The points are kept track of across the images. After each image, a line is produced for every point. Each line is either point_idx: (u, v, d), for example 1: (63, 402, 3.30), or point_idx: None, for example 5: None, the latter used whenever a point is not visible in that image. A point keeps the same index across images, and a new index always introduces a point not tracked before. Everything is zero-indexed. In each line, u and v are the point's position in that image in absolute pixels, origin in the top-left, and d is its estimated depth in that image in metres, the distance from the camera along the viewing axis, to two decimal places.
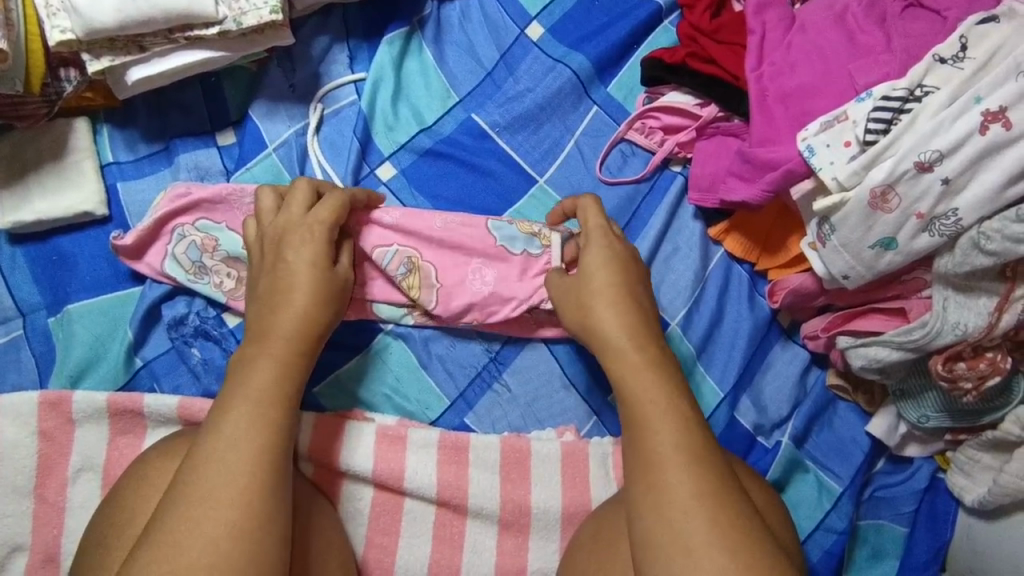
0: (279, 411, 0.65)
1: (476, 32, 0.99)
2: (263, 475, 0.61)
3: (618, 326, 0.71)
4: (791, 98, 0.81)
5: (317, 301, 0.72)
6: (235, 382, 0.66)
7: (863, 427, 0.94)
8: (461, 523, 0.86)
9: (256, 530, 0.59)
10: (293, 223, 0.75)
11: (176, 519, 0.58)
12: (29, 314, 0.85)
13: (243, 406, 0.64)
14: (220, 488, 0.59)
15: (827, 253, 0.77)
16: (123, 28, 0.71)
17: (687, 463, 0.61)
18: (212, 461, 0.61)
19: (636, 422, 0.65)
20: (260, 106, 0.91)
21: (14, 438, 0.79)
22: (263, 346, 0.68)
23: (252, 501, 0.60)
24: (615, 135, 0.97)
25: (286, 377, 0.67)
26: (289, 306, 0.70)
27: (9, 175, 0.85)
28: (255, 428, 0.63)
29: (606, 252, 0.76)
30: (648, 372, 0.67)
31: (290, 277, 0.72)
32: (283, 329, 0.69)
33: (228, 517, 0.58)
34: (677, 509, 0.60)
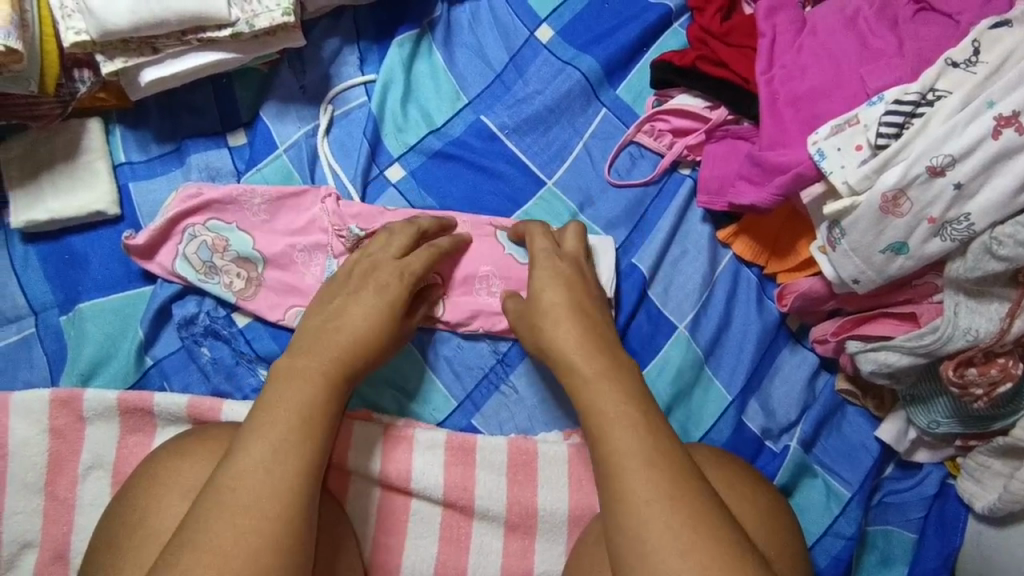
0: (314, 425, 0.66)
1: (486, 34, 0.99)
2: (298, 489, 0.62)
3: (569, 341, 0.74)
4: (802, 101, 0.81)
5: (381, 334, 0.76)
6: (272, 395, 0.67)
7: (872, 432, 0.94)
8: (467, 524, 0.86)
9: (289, 544, 0.60)
10: (388, 263, 0.81)
11: (209, 530, 0.58)
12: (41, 313, 0.85)
13: (280, 419, 0.65)
14: (254, 501, 0.60)
15: (837, 258, 0.76)
16: (137, 30, 0.72)
17: (640, 467, 0.62)
18: (249, 474, 0.61)
19: (592, 430, 0.67)
20: (271, 107, 0.91)
21: (26, 435, 0.80)
22: (311, 362, 0.70)
23: (283, 513, 0.60)
24: (625, 137, 0.97)
25: (327, 394, 0.69)
26: (353, 335, 0.75)
27: (22, 175, 0.85)
28: (291, 442, 0.64)
29: (554, 273, 0.82)
30: (603, 381, 0.69)
31: (363, 307, 0.77)
32: (338, 351, 0.73)
33: (263, 529, 0.59)
34: (634, 515, 0.60)
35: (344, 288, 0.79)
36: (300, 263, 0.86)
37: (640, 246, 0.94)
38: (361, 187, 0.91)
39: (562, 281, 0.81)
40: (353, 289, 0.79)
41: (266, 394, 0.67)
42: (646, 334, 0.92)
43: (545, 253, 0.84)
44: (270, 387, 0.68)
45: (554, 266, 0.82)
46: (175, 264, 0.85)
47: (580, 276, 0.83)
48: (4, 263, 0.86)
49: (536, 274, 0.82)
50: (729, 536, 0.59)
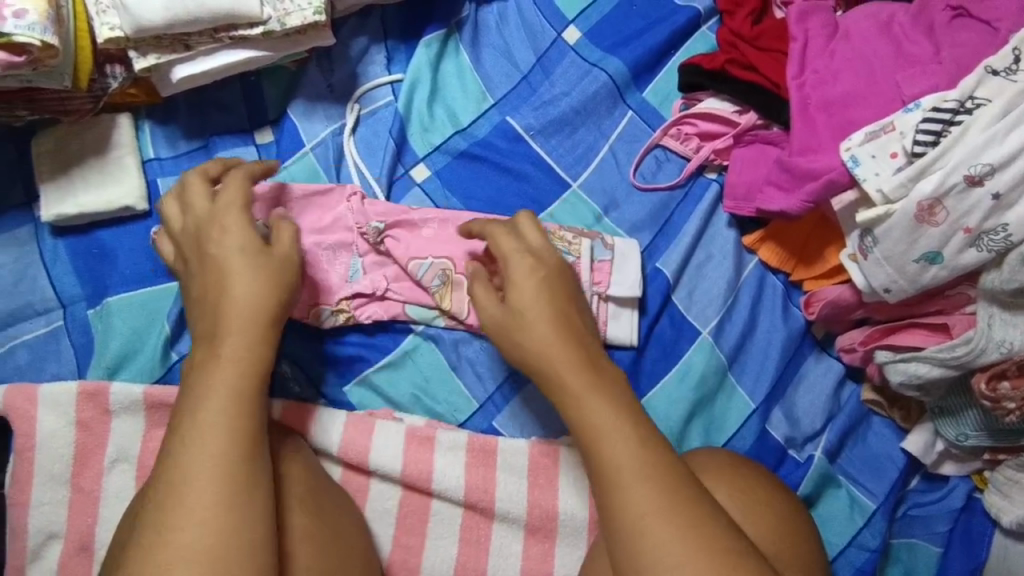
0: (237, 419, 0.65)
1: (513, 35, 0.99)
2: (230, 487, 0.63)
3: (562, 358, 0.68)
4: (834, 106, 0.80)
5: (272, 291, 0.71)
6: (191, 395, 0.66)
7: (898, 443, 0.93)
8: (487, 527, 0.86)
9: (227, 543, 0.61)
10: (234, 223, 0.74)
11: (155, 546, 0.60)
12: (69, 306, 0.86)
13: (204, 420, 0.64)
14: (190, 507, 0.61)
15: (868, 266, 0.75)
16: (171, 27, 0.72)
17: (635, 479, 0.61)
18: (182, 481, 0.62)
19: (584, 442, 0.65)
20: (299, 105, 0.91)
21: (53, 427, 0.81)
22: (228, 356, 0.67)
23: (220, 512, 0.61)
24: (651, 140, 0.96)
25: (244, 383, 0.67)
26: (245, 299, 0.70)
27: (52, 169, 0.86)
28: (217, 441, 0.64)
29: (539, 276, 0.73)
30: (591, 394, 0.66)
31: (238, 266, 0.71)
32: (241, 330, 0.69)
33: (202, 534, 0.60)
34: (631, 529, 0.60)
35: (209, 245, 0.73)
36: (324, 261, 0.88)
37: (664, 250, 0.94)
38: (386, 186, 0.91)
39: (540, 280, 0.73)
40: (218, 246, 0.72)
41: (185, 393, 0.66)
42: (669, 340, 0.92)
43: (518, 253, 0.75)
44: (188, 385, 0.67)
45: (524, 258, 0.74)
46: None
47: (559, 275, 0.74)
48: (35, 256, 0.87)
49: (512, 279, 0.73)
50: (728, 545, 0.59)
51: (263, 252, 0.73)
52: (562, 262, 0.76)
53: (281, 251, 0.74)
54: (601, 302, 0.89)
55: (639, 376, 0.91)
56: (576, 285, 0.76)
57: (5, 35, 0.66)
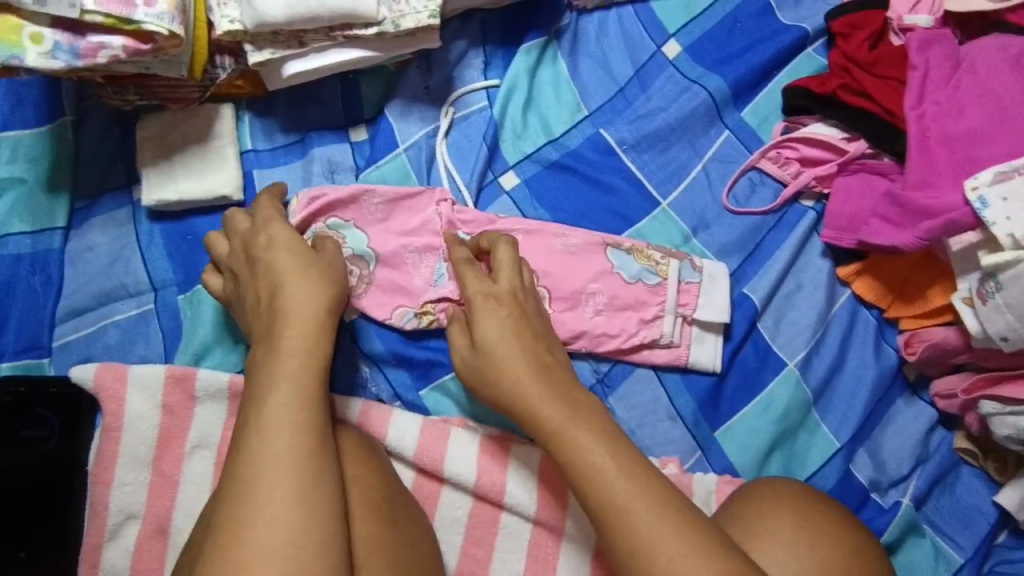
0: (308, 410, 0.66)
1: (612, 47, 0.97)
2: (304, 478, 0.63)
3: (533, 392, 0.71)
4: (957, 142, 0.76)
5: (330, 289, 0.73)
6: (258, 391, 0.66)
7: (990, 496, 0.88)
8: (556, 546, 0.84)
9: (304, 535, 0.60)
10: (281, 234, 0.76)
11: (230, 542, 0.59)
12: (161, 290, 0.88)
13: (271, 413, 0.65)
14: (266, 501, 0.61)
15: (986, 312, 0.72)
16: (290, 23, 0.73)
17: (626, 490, 0.64)
18: (253, 476, 0.62)
19: (566, 465, 0.67)
20: (395, 106, 0.91)
21: (140, 409, 0.82)
22: (285, 350, 0.69)
23: (298, 505, 0.61)
24: (747, 162, 0.93)
25: (309, 376, 0.68)
26: (303, 295, 0.72)
27: (155, 154, 0.87)
28: (288, 434, 0.64)
29: (509, 313, 0.76)
30: (576, 424, 0.68)
31: (292, 266, 0.74)
32: (301, 325, 0.70)
33: (284, 528, 0.60)
34: (647, 563, 0.62)
35: (259, 252, 0.76)
36: (410, 264, 0.86)
37: (753, 276, 0.91)
38: (475, 191, 0.90)
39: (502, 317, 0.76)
40: (265, 254, 0.75)
41: (253, 389, 0.67)
42: (752, 369, 0.89)
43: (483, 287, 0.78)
44: (255, 380, 0.68)
45: (485, 293, 0.77)
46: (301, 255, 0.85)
47: (524, 313, 0.77)
48: (131, 239, 0.89)
49: (479, 316, 0.76)
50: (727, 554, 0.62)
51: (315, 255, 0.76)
52: (520, 299, 0.79)
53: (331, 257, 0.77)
54: (686, 324, 0.87)
55: (720, 403, 0.89)
56: (541, 319, 0.79)
57: (135, 23, 0.67)
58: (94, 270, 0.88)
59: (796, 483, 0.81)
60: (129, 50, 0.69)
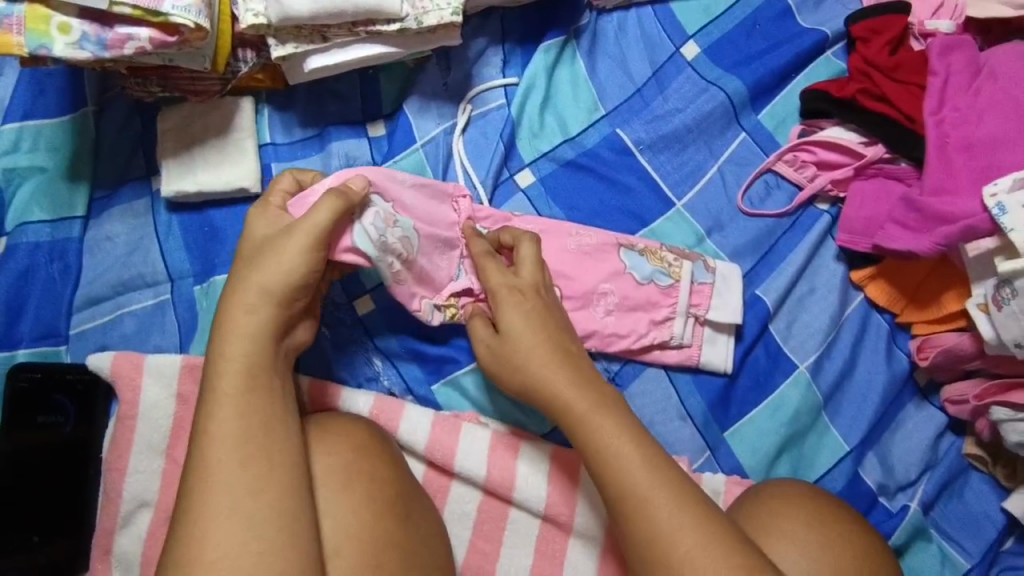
0: (254, 415, 0.66)
1: (630, 47, 0.97)
2: (259, 480, 0.64)
3: (559, 382, 0.72)
4: (976, 148, 0.77)
5: (271, 280, 0.69)
6: (209, 394, 0.66)
7: (998, 502, 0.88)
8: (564, 541, 0.85)
9: (264, 536, 0.62)
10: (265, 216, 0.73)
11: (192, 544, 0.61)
12: (177, 280, 0.88)
13: (218, 420, 0.65)
14: (221, 506, 0.62)
15: (1001, 318, 0.72)
16: (315, 18, 0.73)
17: (648, 477, 0.67)
18: (207, 482, 0.63)
19: (589, 454, 0.69)
20: (414, 102, 0.92)
21: (156, 398, 0.83)
22: (233, 353, 0.67)
23: (251, 508, 0.62)
24: (763, 165, 0.93)
25: (255, 378, 0.67)
26: (250, 289, 0.69)
27: (175, 146, 0.88)
28: (234, 441, 0.64)
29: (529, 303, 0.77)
30: (599, 415, 0.70)
31: (249, 256, 0.70)
32: (247, 324, 0.68)
33: (240, 531, 0.61)
34: (671, 551, 0.64)
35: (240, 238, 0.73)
36: (433, 255, 0.83)
37: (766, 278, 0.91)
38: (491, 189, 0.91)
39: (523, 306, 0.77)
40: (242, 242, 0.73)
41: (203, 393, 0.67)
42: (763, 370, 0.89)
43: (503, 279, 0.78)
44: (206, 384, 0.67)
45: (507, 283, 0.78)
46: (360, 243, 0.73)
47: (547, 309, 0.77)
48: (149, 229, 0.89)
49: (501, 307, 0.76)
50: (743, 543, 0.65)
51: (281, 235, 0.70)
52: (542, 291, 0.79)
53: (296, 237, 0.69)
54: (698, 325, 0.88)
55: (730, 404, 0.89)
56: (561, 313, 0.79)
57: (162, 15, 0.68)
58: (112, 259, 0.88)
59: (803, 484, 0.81)
60: (156, 42, 0.69)
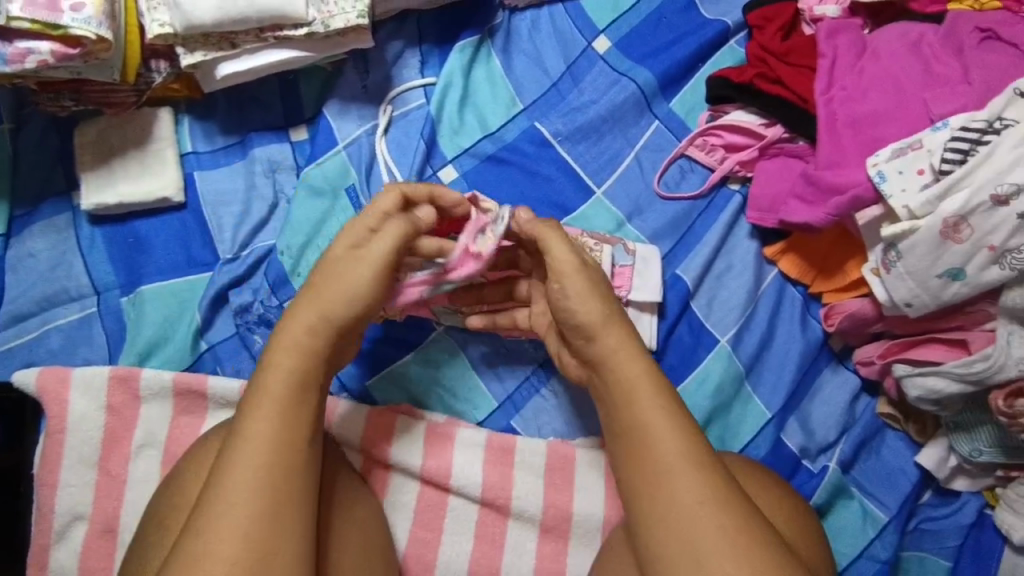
0: (280, 431, 0.64)
1: (544, 43, 1.01)
2: (267, 499, 0.62)
3: (612, 352, 0.69)
4: (861, 124, 0.82)
5: (334, 308, 0.68)
6: (251, 398, 0.66)
7: (912, 457, 0.93)
8: (503, 525, 0.86)
9: (260, 559, 0.60)
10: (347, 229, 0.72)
11: (183, 549, 0.60)
12: (103, 293, 0.89)
13: (250, 430, 0.64)
14: (227, 516, 0.60)
15: (890, 280, 0.78)
16: (219, 25, 0.78)
17: (692, 468, 0.63)
18: (219, 489, 0.62)
19: (634, 433, 0.66)
20: (334, 104, 0.94)
21: (85, 410, 0.83)
22: (288, 360, 0.67)
23: (253, 527, 0.60)
24: (676, 150, 0.97)
25: (292, 394, 0.66)
26: (309, 312, 0.68)
27: (94, 158, 0.89)
28: (256, 452, 0.63)
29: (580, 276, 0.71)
30: (645, 384, 0.67)
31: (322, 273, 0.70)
32: (304, 340, 0.67)
33: (232, 546, 0.59)
34: (687, 521, 0.61)
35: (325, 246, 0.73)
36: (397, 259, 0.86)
37: (684, 258, 0.95)
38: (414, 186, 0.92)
39: (571, 279, 0.71)
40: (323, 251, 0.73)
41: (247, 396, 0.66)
42: (687, 347, 0.92)
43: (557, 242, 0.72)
44: (252, 386, 0.67)
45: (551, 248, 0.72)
46: None
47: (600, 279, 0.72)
48: (72, 242, 0.90)
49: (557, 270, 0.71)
50: (773, 556, 0.60)
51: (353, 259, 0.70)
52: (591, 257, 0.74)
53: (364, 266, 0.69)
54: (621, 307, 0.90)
55: None
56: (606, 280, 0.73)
57: (62, 27, 0.72)
58: (35, 275, 0.88)
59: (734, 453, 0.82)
60: (57, 55, 0.74)
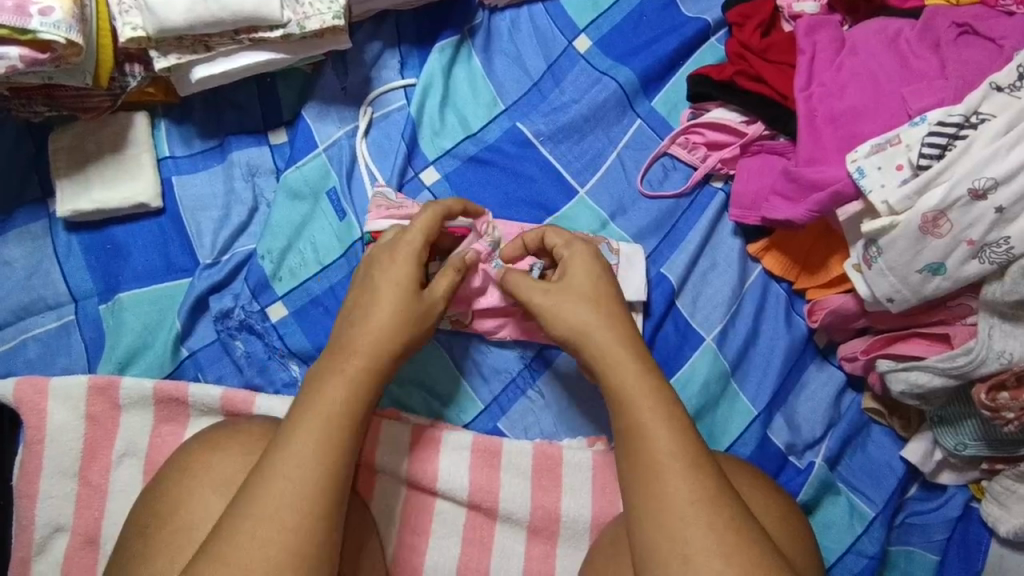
0: (339, 432, 0.63)
1: (525, 42, 1.00)
2: (323, 498, 0.60)
3: (609, 347, 0.69)
4: (840, 119, 0.83)
5: (400, 325, 0.70)
6: (303, 403, 0.65)
7: (897, 452, 0.94)
8: (491, 527, 0.84)
9: (318, 558, 0.59)
10: (407, 253, 0.73)
11: (235, 546, 0.57)
12: (81, 300, 0.87)
13: (317, 429, 0.63)
14: (286, 512, 0.59)
15: (871, 276, 0.79)
16: (192, 28, 0.78)
17: (685, 467, 0.61)
18: (279, 486, 0.59)
19: (627, 432, 0.65)
20: (312, 107, 0.93)
21: (64, 420, 0.82)
22: (342, 363, 0.67)
23: (315, 526, 0.59)
24: (659, 149, 0.97)
25: (356, 401, 0.66)
26: (376, 325, 0.69)
27: (69, 164, 0.89)
28: (315, 454, 0.61)
29: (596, 287, 0.74)
30: (639, 382, 0.66)
31: (389, 293, 0.71)
32: (363, 344, 0.68)
33: (290, 541, 0.58)
34: (676, 518, 0.60)
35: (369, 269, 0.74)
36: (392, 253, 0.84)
37: (668, 257, 0.94)
38: (397, 187, 0.91)
39: (597, 288, 0.73)
40: (370, 274, 0.73)
41: (300, 400, 0.65)
42: (673, 346, 0.91)
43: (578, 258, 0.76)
44: (305, 389, 0.66)
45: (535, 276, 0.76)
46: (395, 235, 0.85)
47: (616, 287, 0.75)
48: (48, 250, 0.88)
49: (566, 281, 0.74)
50: (765, 559, 0.58)
51: (413, 283, 0.72)
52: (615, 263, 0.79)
53: (433, 294, 0.74)
54: None
55: None
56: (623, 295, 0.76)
57: (30, 32, 0.71)
58: (12, 284, 0.87)
59: None
60: (26, 59, 0.73)
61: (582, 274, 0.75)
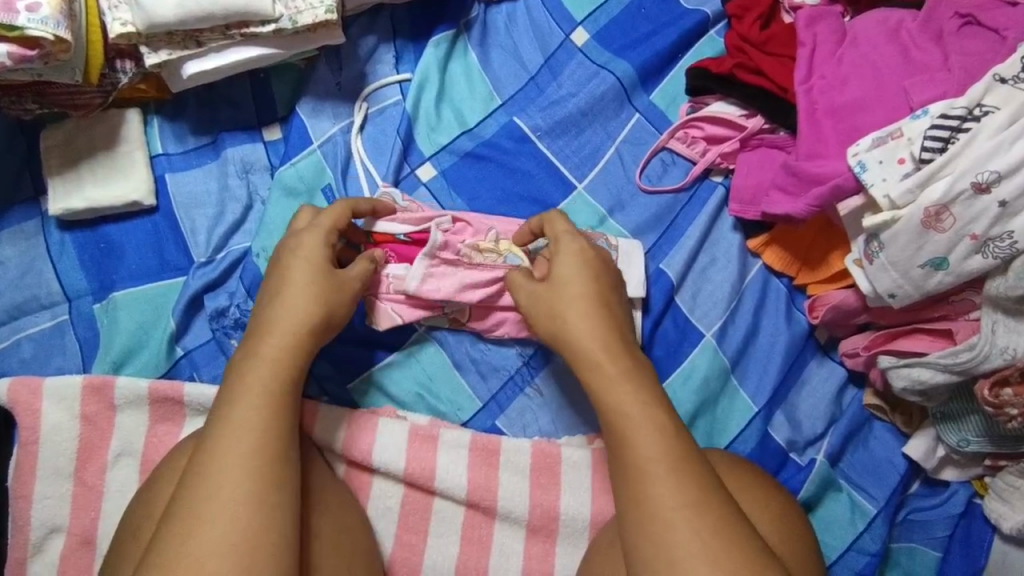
0: (266, 418, 0.64)
1: (521, 36, 0.99)
2: (254, 484, 0.60)
3: (591, 346, 0.70)
4: (841, 113, 0.82)
5: (313, 307, 0.71)
6: (227, 395, 0.65)
7: (899, 448, 0.93)
8: (489, 526, 0.83)
9: (250, 543, 0.58)
10: (311, 243, 0.74)
11: (160, 545, 0.58)
12: (75, 300, 0.87)
13: (237, 419, 0.63)
14: (212, 504, 0.59)
15: (873, 271, 0.78)
16: (183, 23, 0.77)
17: (668, 472, 0.61)
18: (202, 481, 0.60)
19: (612, 433, 0.65)
20: (306, 103, 0.92)
21: (58, 420, 0.81)
22: (259, 349, 0.68)
23: (244, 512, 0.59)
24: (658, 143, 0.96)
25: (278, 384, 0.66)
26: (288, 310, 0.70)
27: (62, 162, 0.88)
28: (239, 442, 0.62)
29: (584, 283, 0.73)
30: (622, 383, 0.66)
31: (297, 279, 0.72)
32: (281, 326, 0.69)
33: (216, 532, 0.58)
34: (659, 522, 0.59)
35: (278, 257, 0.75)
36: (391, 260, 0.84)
37: (668, 252, 0.92)
38: (392, 184, 0.90)
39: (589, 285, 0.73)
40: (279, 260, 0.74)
41: (225, 392, 0.66)
42: (672, 342, 0.90)
43: (567, 248, 0.76)
44: (228, 383, 0.66)
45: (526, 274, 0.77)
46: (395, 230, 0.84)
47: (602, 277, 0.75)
48: (41, 249, 0.88)
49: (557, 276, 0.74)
50: (751, 563, 0.57)
51: (322, 267, 0.73)
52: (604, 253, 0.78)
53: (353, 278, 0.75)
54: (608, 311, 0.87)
55: None
56: (613, 290, 0.75)
57: (18, 28, 0.70)
58: (6, 284, 0.86)
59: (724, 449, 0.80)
60: (15, 56, 0.72)
61: (572, 273, 0.74)
